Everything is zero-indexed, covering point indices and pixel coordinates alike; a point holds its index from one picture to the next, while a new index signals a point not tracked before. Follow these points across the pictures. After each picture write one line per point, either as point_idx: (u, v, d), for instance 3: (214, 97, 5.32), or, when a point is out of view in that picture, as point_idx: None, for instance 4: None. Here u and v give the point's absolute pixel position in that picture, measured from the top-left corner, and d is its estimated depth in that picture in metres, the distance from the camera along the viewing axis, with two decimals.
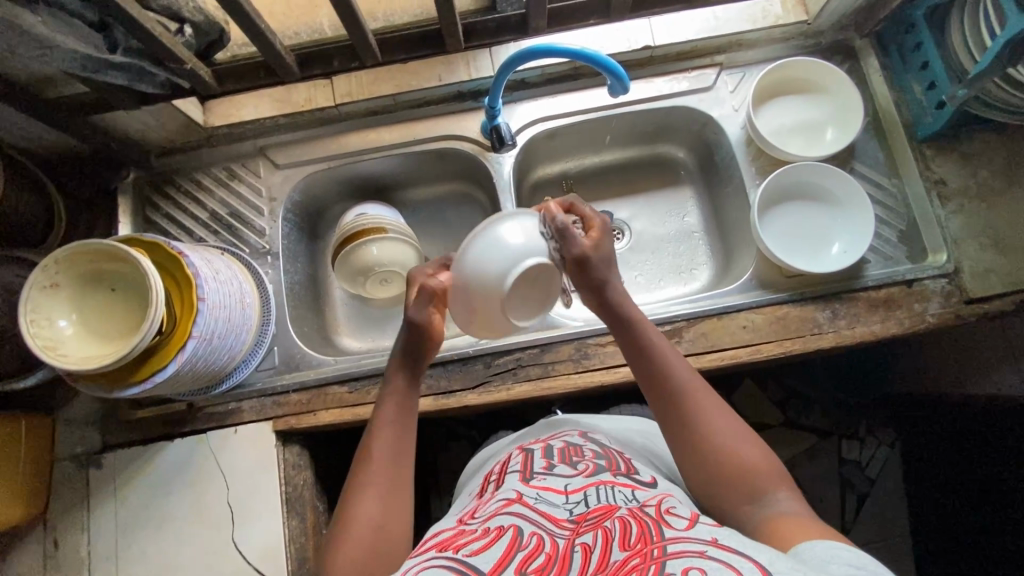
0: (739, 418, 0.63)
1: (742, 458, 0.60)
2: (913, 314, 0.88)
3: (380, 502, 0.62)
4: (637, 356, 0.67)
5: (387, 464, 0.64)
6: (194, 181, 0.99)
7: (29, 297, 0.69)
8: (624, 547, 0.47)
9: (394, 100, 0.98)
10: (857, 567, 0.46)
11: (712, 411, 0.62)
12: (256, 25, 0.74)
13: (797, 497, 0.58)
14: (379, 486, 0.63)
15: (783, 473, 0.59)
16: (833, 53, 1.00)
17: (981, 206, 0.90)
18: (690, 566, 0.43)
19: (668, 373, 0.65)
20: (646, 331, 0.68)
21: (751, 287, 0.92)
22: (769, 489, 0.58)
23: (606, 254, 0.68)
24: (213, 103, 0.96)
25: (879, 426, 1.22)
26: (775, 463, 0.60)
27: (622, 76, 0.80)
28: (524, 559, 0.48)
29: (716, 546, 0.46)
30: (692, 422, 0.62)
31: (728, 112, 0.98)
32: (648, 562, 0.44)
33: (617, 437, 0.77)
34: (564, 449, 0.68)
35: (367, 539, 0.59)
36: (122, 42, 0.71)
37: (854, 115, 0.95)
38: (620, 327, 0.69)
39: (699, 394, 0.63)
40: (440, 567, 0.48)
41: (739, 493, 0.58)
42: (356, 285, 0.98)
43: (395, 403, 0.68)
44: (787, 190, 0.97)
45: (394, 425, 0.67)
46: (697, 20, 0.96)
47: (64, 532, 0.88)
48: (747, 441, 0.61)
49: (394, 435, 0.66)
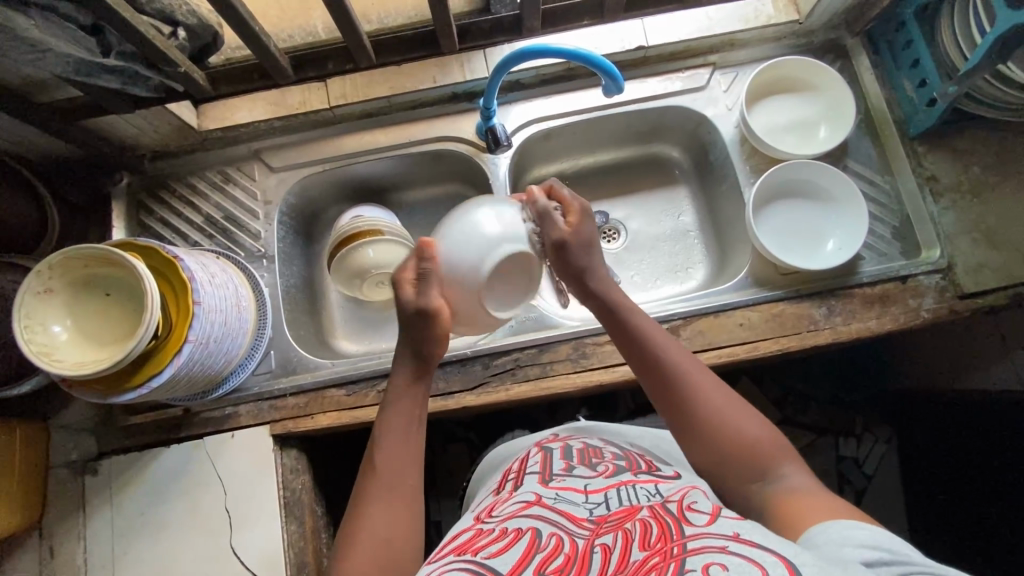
0: (737, 395, 0.64)
1: (747, 432, 0.60)
2: (908, 310, 0.88)
3: (387, 513, 0.61)
4: (628, 343, 0.69)
5: (395, 473, 0.64)
6: (189, 185, 0.99)
7: (24, 303, 0.68)
8: (644, 547, 0.47)
9: (389, 102, 0.97)
10: (874, 547, 0.46)
11: (713, 389, 0.63)
12: (249, 27, 0.74)
13: (805, 470, 0.58)
14: (388, 496, 0.62)
15: (788, 447, 0.60)
16: (825, 52, 1.01)
17: (974, 202, 0.91)
18: (710, 561, 0.42)
19: (663, 357, 0.66)
20: (631, 315, 0.70)
21: (747, 285, 0.93)
22: (774, 465, 0.58)
23: (583, 238, 0.70)
24: (208, 106, 0.96)
25: (875, 423, 1.24)
26: (781, 439, 0.60)
27: (618, 76, 0.80)
28: (542, 560, 0.48)
29: (737, 541, 0.45)
30: (691, 396, 0.63)
31: (721, 111, 0.99)
32: (667, 561, 0.44)
33: (623, 436, 0.78)
34: (584, 450, 0.69)
35: (374, 552, 0.58)
36: (116, 45, 0.70)
37: (846, 113, 0.95)
38: (609, 317, 0.71)
39: (696, 374, 0.64)
40: (458, 570, 0.47)
41: (746, 471, 0.59)
42: (353, 288, 0.98)
43: (401, 410, 0.67)
44: (781, 189, 0.97)
45: (402, 431, 0.66)
46: (689, 21, 0.96)
47: (60, 541, 0.87)
48: (750, 415, 0.61)
49: (401, 444, 0.65)
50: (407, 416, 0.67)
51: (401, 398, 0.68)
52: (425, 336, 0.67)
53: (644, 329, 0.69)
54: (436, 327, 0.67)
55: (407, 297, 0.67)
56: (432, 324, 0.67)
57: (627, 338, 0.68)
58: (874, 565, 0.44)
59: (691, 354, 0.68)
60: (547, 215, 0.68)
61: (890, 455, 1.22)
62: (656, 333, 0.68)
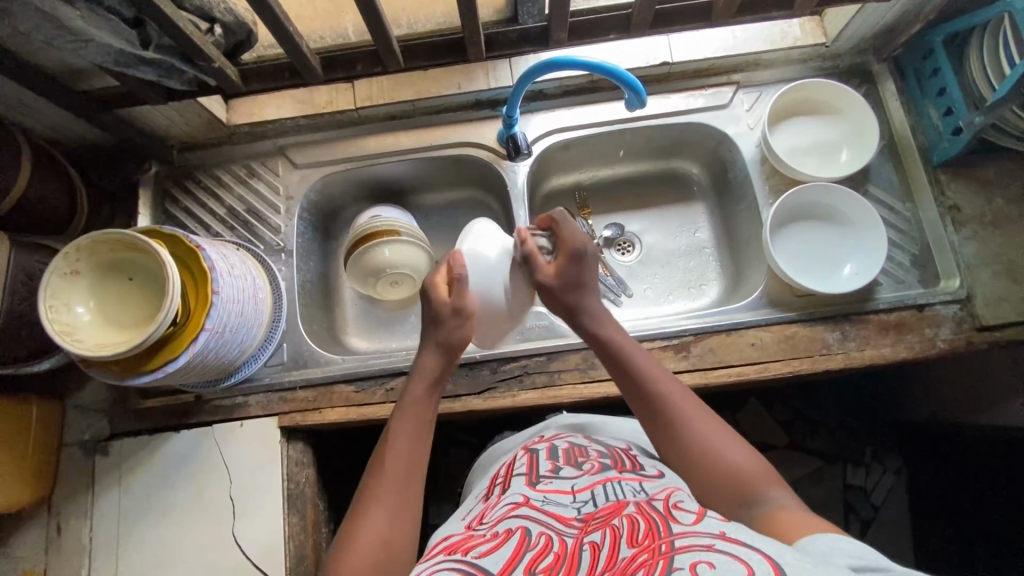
0: (724, 424, 0.64)
1: (732, 462, 0.59)
2: (924, 339, 0.88)
3: (390, 511, 0.61)
4: (618, 370, 0.70)
5: (400, 476, 0.64)
6: (214, 177, 1.01)
7: (50, 282, 0.70)
8: (633, 544, 0.46)
9: (414, 106, 0.99)
10: (858, 557, 0.45)
11: (701, 422, 0.63)
12: (284, 28, 0.75)
13: (791, 493, 0.57)
14: (395, 499, 0.62)
15: (774, 474, 0.59)
16: (850, 76, 1.00)
17: (995, 233, 0.90)
18: (698, 559, 0.42)
19: (651, 384, 0.67)
20: (621, 346, 0.71)
21: (761, 305, 0.92)
22: (763, 487, 0.57)
23: (566, 280, 0.75)
24: (238, 102, 0.98)
25: (884, 452, 1.21)
26: (764, 465, 0.60)
27: (641, 91, 0.81)
28: (533, 559, 0.48)
29: (723, 539, 0.45)
30: (677, 424, 0.63)
31: (743, 130, 0.99)
32: (655, 558, 0.43)
33: (622, 436, 0.77)
34: (570, 450, 0.69)
35: (377, 547, 0.58)
36: (155, 38, 0.71)
37: (869, 137, 0.95)
38: (601, 348, 0.72)
39: (688, 408, 0.64)
40: (448, 571, 0.47)
41: (732, 498, 0.58)
42: (367, 286, 0.99)
43: (412, 416, 0.69)
44: (798, 212, 0.97)
45: (409, 436, 0.68)
46: (715, 39, 0.97)
47: (67, 519, 0.88)
48: (736, 447, 0.61)
49: (408, 444, 0.67)
50: (416, 421, 0.69)
51: (412, 402, 0.71)
52: (449, 327, 0.75)
53: (632, 358, 0.70)
54: (468, 323, 0.75)
55: (435, 297, 0.75)
56: (462, 324, 0.75)
57: (622, 371, 0.69)
58: (861, 571, 0.44)
59: (687, 389, 0.67)
60: (528, 261, 0.76)
61: (899, 484, 1.19)
62: (648, 363, 0.69)
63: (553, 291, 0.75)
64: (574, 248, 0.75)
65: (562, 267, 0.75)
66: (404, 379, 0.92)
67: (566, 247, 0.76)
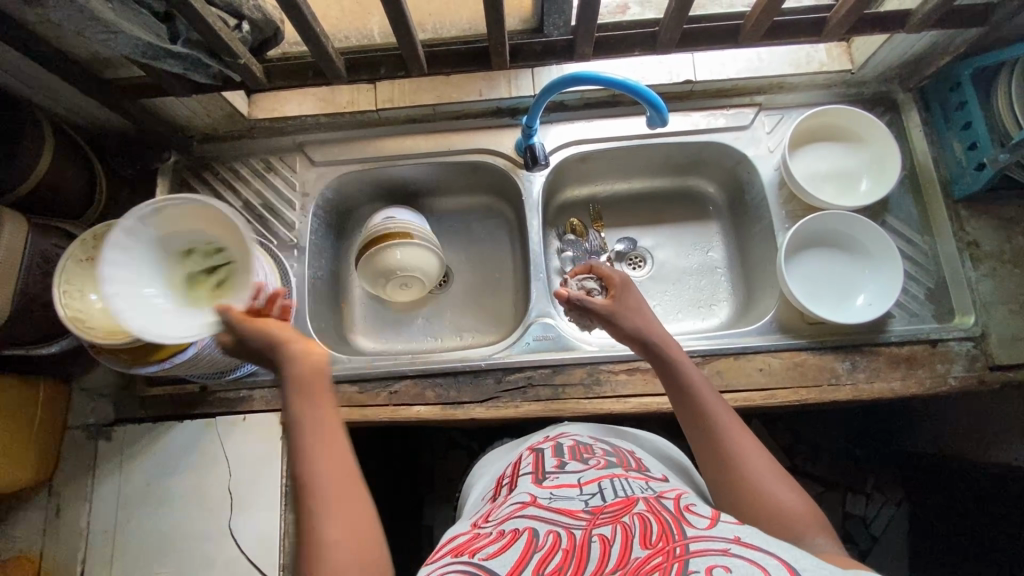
0: (774, 461, 0.61)
1: (778, 500, 0.57)
2: (935, 375, 0.87)
3: (339, 515, 0.52)
4: (674, 390, 0.68)
5: (332, 480, 0.54)
6: (231, 169, 1.02)
7: (64, 269, 0.71)
8: (645, 545, 0.47)
9: (434, 110, 1.00)
10: None
11: (752, 456, 0.61)
12: (310, 29, 0.75)
13: (835, 542, 0.55)
14: (334, 504, 0.53)
15: (822, 522, 0.57)
16: (875, 104, 1.00)
17: (1014, 271, 0.89)
18: (714, 564, 0.43)
19: (704, 410, 0.65)
20: (678, 365, 0.69)
21: (772, 330, 0.92)
22: (812, 532, 0.55)
23: (625, 305, 0.76)
24: (260, 97, 0.99)
25: (887, 484, 1.21)
26: (816, 511, 0.57)
27: (663, 110, 0.81)
28: (541, 560, 0.47)
29: (738, 543, 0.46)
30: (727, 453, 0.61)
31: (762, 152, 0.98)
32: (671, 561, 0.44)
33: (629, 441, 0.76)
34: (575, 447, 0.69)
35: (339, 523, 0.52)
36: (183, 33, 0.73)
37: (891, 168, 0.94)
38: (659, 366, 0.70)
39: (741, 438, 0.62)
40: (456, 572, 0.46)
41: (774, 536, 0.56)
42: (377, 287, 0.98)
43: (318, 417, 0.58)
44: (813, 238, 0.96)
45: (319, 442, 0.56)
46: (740, 60, 0.97)
47: (67, 501, 0.89)
48: (784, 485, 0.59)
49: (325, 451, 0.56)
50: (323, 421, 0.58)
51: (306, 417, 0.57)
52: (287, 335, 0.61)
53: (689, 379, 0.68)
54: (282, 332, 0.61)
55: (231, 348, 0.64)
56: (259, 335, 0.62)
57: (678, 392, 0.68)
58: None
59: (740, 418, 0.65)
60: (580, 301, 0.77)
61: (899, 516, 1.18)
62: (704, 388, 0.67)
63: (613, 318, 0.75)
64: (618, 280, 0.79)
65: (615, 298, 0.77)
66: (409, 382, 0.92)
67: (616, 281, 0.79)
